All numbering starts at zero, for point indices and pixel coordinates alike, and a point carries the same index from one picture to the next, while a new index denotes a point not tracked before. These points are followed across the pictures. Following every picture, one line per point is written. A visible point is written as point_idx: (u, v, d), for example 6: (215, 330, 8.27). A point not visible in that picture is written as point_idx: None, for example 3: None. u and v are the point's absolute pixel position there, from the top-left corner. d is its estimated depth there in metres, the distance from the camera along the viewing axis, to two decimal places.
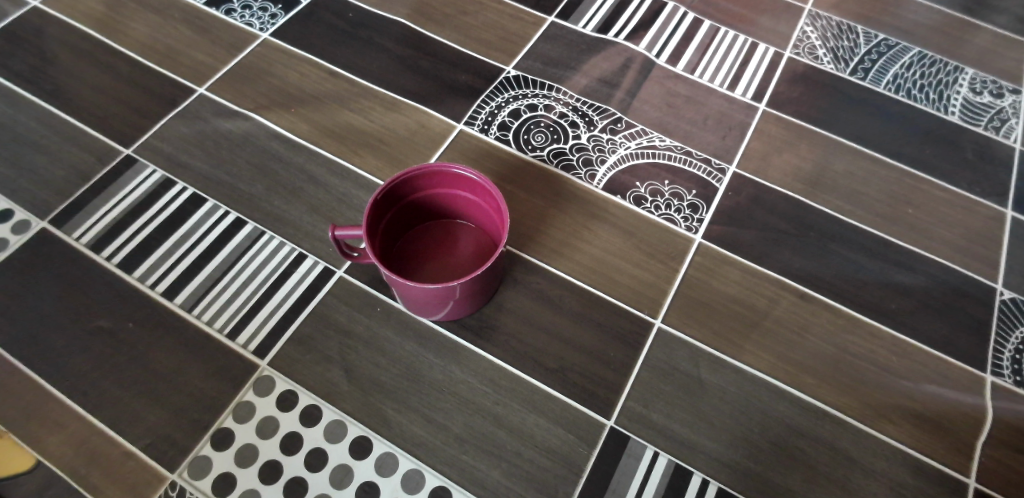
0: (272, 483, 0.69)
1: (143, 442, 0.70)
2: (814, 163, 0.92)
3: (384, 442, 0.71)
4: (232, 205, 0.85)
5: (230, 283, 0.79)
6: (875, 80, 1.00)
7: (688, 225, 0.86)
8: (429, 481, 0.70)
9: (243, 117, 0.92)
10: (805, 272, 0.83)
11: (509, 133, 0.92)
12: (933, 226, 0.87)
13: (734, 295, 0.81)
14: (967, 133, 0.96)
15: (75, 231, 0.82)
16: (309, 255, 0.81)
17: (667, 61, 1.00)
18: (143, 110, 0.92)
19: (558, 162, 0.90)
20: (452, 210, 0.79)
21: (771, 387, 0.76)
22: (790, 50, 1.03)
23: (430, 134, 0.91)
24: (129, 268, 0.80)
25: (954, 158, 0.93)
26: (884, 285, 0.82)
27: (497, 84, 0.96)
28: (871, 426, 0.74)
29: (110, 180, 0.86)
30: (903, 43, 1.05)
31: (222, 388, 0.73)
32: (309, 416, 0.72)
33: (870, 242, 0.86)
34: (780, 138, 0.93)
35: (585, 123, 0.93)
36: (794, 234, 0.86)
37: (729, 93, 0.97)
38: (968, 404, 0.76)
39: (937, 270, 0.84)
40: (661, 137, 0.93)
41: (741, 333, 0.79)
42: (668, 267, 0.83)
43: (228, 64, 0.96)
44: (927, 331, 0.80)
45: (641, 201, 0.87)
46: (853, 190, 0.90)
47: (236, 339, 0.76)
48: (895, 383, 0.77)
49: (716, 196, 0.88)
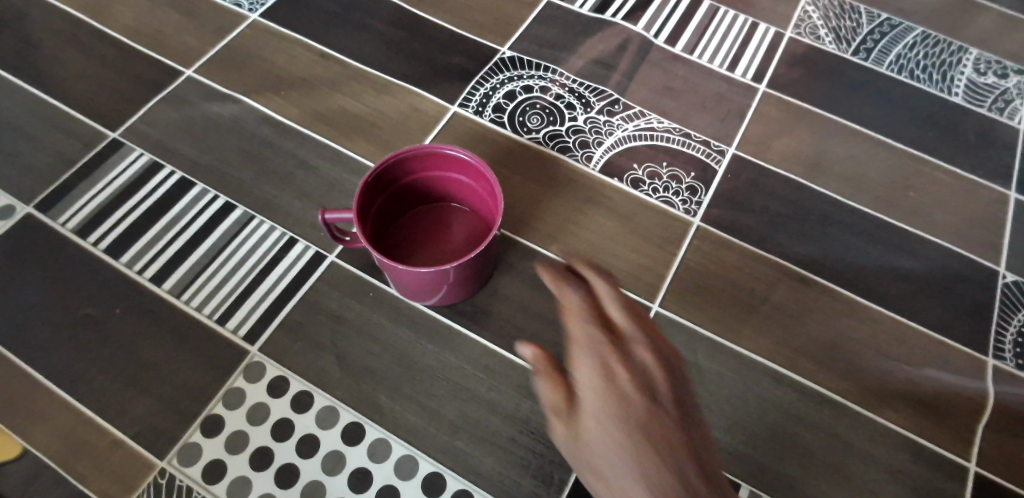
0: (262, 470, 0.68)
1: (132, 431, 0.69)
2: (815, 146, 0.90)
3: (377, 429, 0.70)
4: (221, 190, 0.83)
5: (219, 269, 0.78)
6: (877, 61, 0.99)
7: (686, 208, 0.84)
8: (423, 468, 0.69)
9: (234, 101, 0.90)
10: (805, 257, 0.82)
11: (504, 115, 0.90)
12: (936, 209, 0.86)
13: (734, 280, 0.80)
14: (970, 114, 0.94)
15: (62, 216, 0.80)
16: (301, 241, 0.80)
17: (666, 42, 0.98)
18: (130, 94, 0.90)
19: (554, 145, 0.88)
20: (445, 193, 0.78)
21: (769, 373, 0.75)
22: (791, 31, 1.01)
23: (423, 118, 0.89)
24: (116, 254, 0.78)
25: (958, 139, 0.92)
26: (886, 269, 0.81)
27: (492, 65, 0.94)
28: (872, 411, 0.73)
29: (95, 165, 0.84)
30: (907, 23, 1.03)
31: (212, 374, 0.72)
32: (300, 402, 0.71)
33: (871, 226, 0.84)
34: (781, 121, 0.92)
35: (582, 105, 0.92)
36: (794, 217, 0.84)
37: (728, 73, 0.96)
38: (970, 388, 0.74)
39: (939, 254, 0.83)
40: (658, 118, 0.91)
41: (739, 318, 0.78)
42: (666, 252, 0.81)
43: (217, 47, 0.94)
44: (929, 316, 0.79)
45: (639, 184, 0.86)
46: (854, 173, 0.88)
47: (226, 324, 0.75)
48: (897, 368, 0.75)
49: (715, 178, 0.86)
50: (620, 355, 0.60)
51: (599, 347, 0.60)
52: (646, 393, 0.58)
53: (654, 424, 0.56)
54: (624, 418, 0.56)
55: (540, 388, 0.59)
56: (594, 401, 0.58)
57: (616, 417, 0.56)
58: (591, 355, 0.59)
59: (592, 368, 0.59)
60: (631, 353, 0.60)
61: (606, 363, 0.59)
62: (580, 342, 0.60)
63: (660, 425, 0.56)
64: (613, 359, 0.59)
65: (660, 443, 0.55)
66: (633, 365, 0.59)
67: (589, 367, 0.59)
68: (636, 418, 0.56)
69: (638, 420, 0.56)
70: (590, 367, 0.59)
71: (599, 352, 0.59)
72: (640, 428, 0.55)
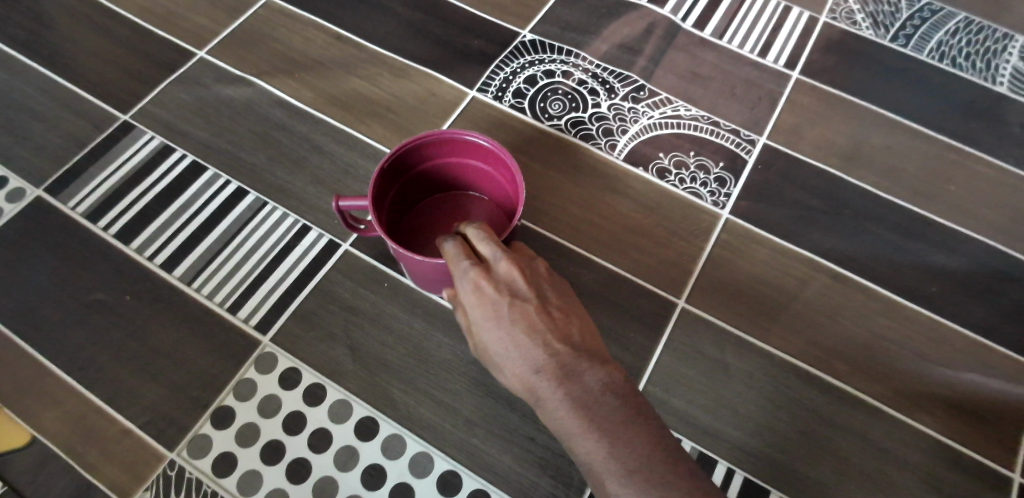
0: (273, 465, 0.66)
1: (142, 421, 0.68)
2: (851, 137, 0.86)
3: (390, 424, 0.68)
4: (233, 175, 0.81)
5: (231, 256, 0.76)
6: (917, 48, 0.94)
7: (714, 200, 0.81)
8: (438, 465, 0.66)
9: (247, 84, 0.87)
10: (839, 253, 0.78)
11: (525, 100, 0.87)
12: (979, 204, 0.82)
13: (763, 276, 0.76)
14: (1016, 105, 0.89)
15: (71, 199, 0.79)
16: (314, 228, 0.77)
17: (695, 26, 0.94)
18: (143, 75, 0.88)
19: (576, 132, 0.85)
20: (461, 181, 0.75)
21: (800, 373, 0.72)
22: (826, 15, 0.96)
23: (441, 102, 0.86)
24: (126, 240, 0.76)
25: (1002, 132, 0.87)
26: (925, 267, 0.77)
27: (513, 49, 0.91)
28: (908, 416, 0.70)
29: (107, 148, 0.82)
30: (949, 8, 0.97)
31: (223, 364, 0.70)
32: (313, 395, 0.69)
33: (909, 221, 0.80)
34: (814, 109, 0.88)
35: (605, 91, 0.88)
36: (828, 211, 0.81)
37: (760, 60, 0.92)
38: (1013, 394, 0.71)
39: (982, 252, 0.79)
40: (686, 106, 0.88)
41: (769, 315, 0.74)
42: (693, 245, 0.78)
43: (231, 28, 0.92)
44: (970, 316, 0.75)
45: (664, 174, 0.82)
46: (892, 165, 0.84)
47: (237, 313, 0.73)
48: (936, 371, 0.72)
49: (745, 169, 0.83)
50: (484, 267, 0.53)
51: (464, 264, 0.53)
52: (519, 299, 0.52)
53: (535, 328, 0.51)
54: (505, 330, 0.51)
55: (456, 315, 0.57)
56: (475, 319, 0.52)
57: (496, 331, 0.51)
58: (460, 277, 0.53)
59: (462, 289, 0.53)
60: (497, 261, 0.53)
61: (474, 278, 0.52)
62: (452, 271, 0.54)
63: (545, 328, 0.51)
64: (479, 273, 0.52)
65: (545, 344, 0.50)
66: (502, 276, 0.53)
67: (463, 287, 0.53)
68: (517, 327, 0.51)
69: (519, 328, 0.50)
70: (463, 286, 0.53)
71: (464, 272, 0.53)
72: (520, 337, 0.50)
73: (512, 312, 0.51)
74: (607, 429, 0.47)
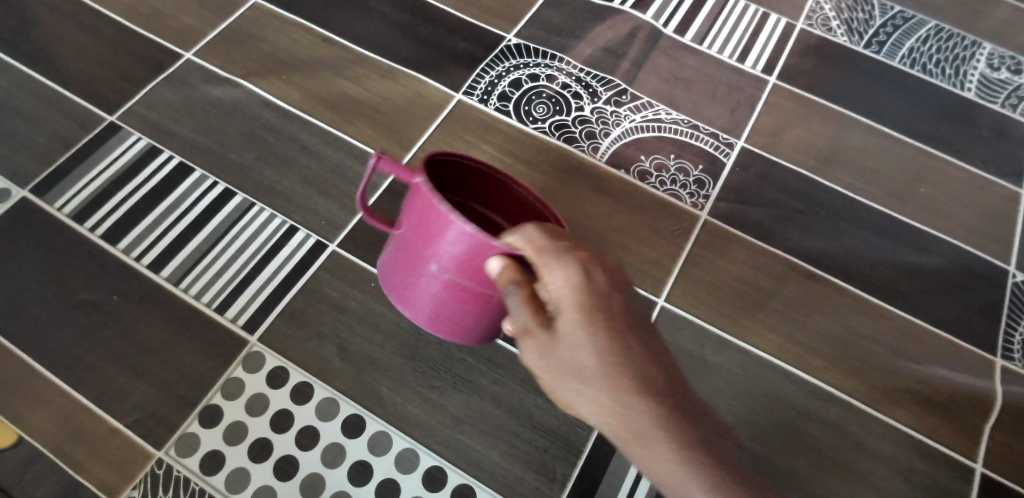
0: (260, 462, 0.67)
1: (129, 419, 0.67)
2: (826, 139, 0.89)
3: (377, 421, 0.69)
4: (222, 176, 0.81)
5: (219, 257, 0.76)
6: (890, 54, 0.97)
7: (693, 202, 0.83)
8: (424, 462, 0.68)
9: (235, 85, 0.88)
10: (815, 252, 0.81)
11: (510, 103, 0.88)
12: (947, 205, 0.85)
13: (741, 275, 0.79)
14: (983, 110, 0.93)
15: (57, 199, 0.78)
16: (301, 229, 0.79)
17: (676, 31, 0.97)
18: (129, 75, 0.88)
19: (559, 135, 0.87)
20: None
21: (777, 369, 0.74)
22: (804, 22, 0.99)
23: (428, 104, 0.88)
24: (113, 241, 0.76)
25: (970, 135, 0.91)
26: (897, 265, 0.80)
27: (498, 52, 0.93)
28: (878, 410, 0.72)
29: (93, 148, 0.82)
30: (920, 16, 1.01)
31: (211, 363, 0.71)
32: (300, 394, 0.70)
33: (882, 222, 0.83)
34: (792, 112, 0.90)
35: (588, 95, 0.90)
36: (804, 212, 0.83)
37: (739, 65, 0.94)
38: (977, 387, 0.74)
39: (950, 251, 0.82)
40: (666, 110, 0.90)
41: (747, 313, 0.76)
42: (673, 245, 0.80)
43: (218, 29, 0.93)
44: (939, 313, 0.78)
45: (646, 177, 0.84)
46: (865, 168, 0.87)
47: (225, 314, 0.73)
48: (905, 366, 0.75)
49: (724, 171, 0.85)
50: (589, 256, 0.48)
51: (565, 245, 0.47)
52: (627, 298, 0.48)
53: (644, 331, 0.47)
54: (619, 325, 0.45)
55: (511, 297, 0.49)
56: (574, 309, 0.46)
57: (601, 329, 0.45)
58: (563, 259, 0.46)
59: (566, 272, 0.46)
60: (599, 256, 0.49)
61: (581, 263, 0.46)
62: (548, 251, 0.47)
63: (652, 333, 0.47)
64: (588, 258, 0.47)
65: (655, 348, 0.46)
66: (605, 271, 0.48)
67: (561, 274, 0.46)
68: (628, 325, 0.46)
69: (632, 326, 0.46)
70: (562, 270, 0.46)
71: (572, 254, 0.47)
72: (635, 335, 0.45)
73: (623, 308, 0.46)
74: (712, 456, 0.44)
